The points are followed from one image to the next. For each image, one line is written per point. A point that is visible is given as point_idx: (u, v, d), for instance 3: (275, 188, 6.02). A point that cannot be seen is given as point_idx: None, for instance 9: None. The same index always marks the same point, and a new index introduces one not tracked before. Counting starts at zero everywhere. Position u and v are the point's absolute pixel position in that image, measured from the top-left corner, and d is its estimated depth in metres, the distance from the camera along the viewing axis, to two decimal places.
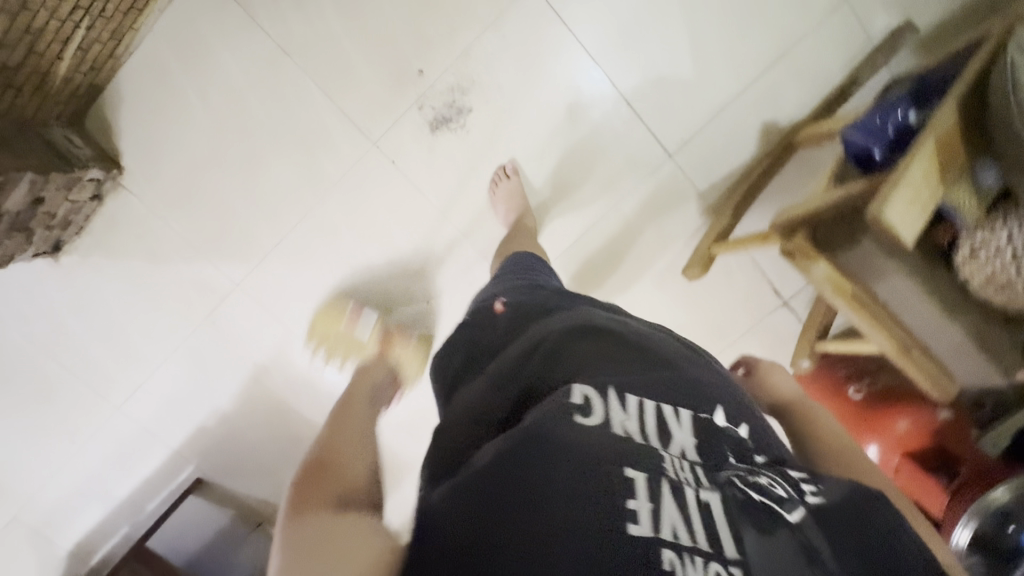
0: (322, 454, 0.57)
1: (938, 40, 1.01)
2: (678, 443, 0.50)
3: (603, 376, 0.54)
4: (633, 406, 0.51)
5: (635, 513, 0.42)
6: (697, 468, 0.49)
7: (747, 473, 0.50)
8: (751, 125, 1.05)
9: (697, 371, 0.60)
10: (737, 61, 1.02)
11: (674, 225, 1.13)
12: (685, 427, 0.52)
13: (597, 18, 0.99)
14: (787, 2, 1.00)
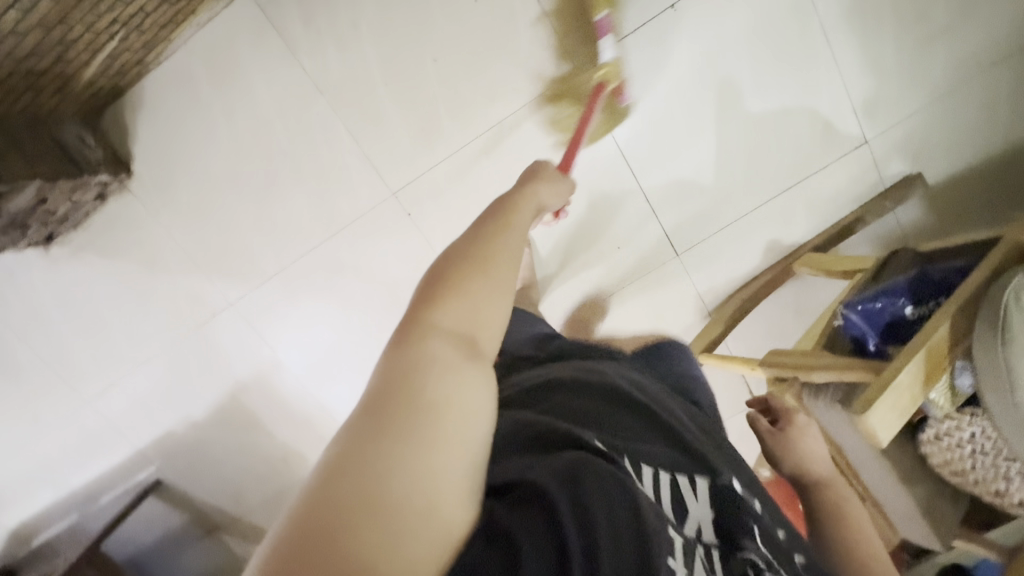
0: (464, 264, 0.43)
1: (943, 195, 1.07)
2: (695, 521, 0.47)
3: (622, 438, 0.49)
4: (648, 476, 0.46)
5: None
6: (712, 551, 0.46)
7: (764, 567, 0.47)
8: (758, 239, 1.09)
9: (711, 444, 0.55)
10: (758, 179, 1.05)
11: (668, 316, 1.17)
12: (702, 501, 0.48)
13: (633, 113, 1.00)
14: (817, 133, 1.02)
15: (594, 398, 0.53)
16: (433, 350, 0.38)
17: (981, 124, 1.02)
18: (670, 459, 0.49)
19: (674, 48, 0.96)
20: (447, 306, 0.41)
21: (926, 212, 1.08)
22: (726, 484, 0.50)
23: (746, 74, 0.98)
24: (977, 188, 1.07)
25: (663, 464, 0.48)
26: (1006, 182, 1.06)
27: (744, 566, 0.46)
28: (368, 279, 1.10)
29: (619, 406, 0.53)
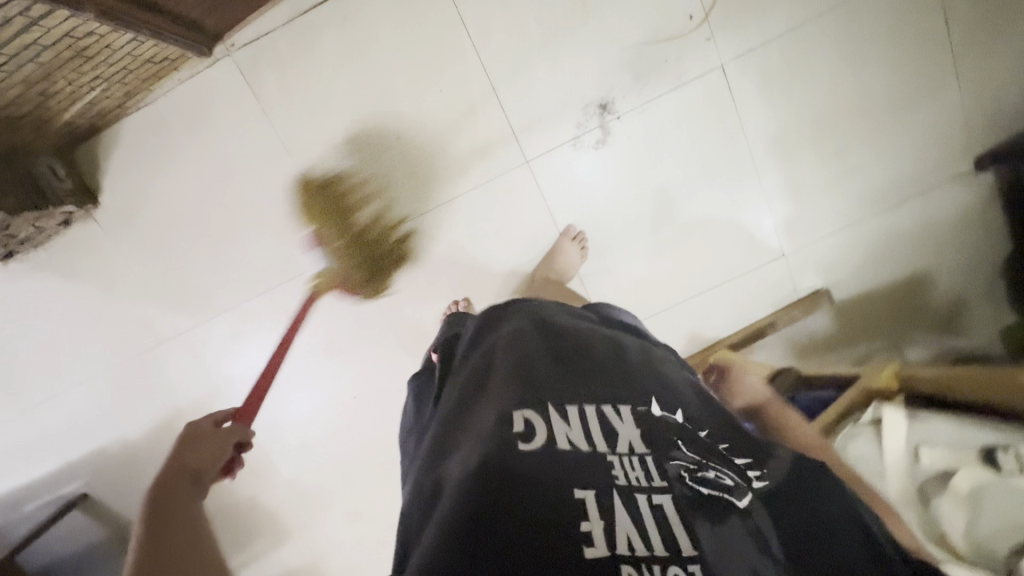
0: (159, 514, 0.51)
1: (849, 309, 1.17)
2: (626, 439, 0.56)
3: (543, 397, 0.59)
4: (572, 417, 0.57)
5: (589, 534, 0.46)
6: (647, 458, 0.54)
7: (695, 467, 0.54)
8: (682, 330, 1.18)
9: (624, 369, 0.65)
10: (685, 276, 1.14)
11: None
12: (628, 421, 0.58)
13: (574, 196, 1.09)
14: (740, 242, 1.13)
15: (524, 368, 0.63)
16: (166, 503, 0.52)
17: (885, 253, 1.14)
18: (590, 399, 0.60)
19: (616, 154, 1.06)
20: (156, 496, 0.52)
21: (834, 322, 1.18)
22: (647, 406, 0.60)
23: (679, 183, 1.08)
24: (879, 308, 1.17)
25: (585, 403, 0.59)
26: (906, 303, 1.17)
27: (677, 467, 0.54)
28: (313, 324, 1.15)
29: (541, 372, 0.63)
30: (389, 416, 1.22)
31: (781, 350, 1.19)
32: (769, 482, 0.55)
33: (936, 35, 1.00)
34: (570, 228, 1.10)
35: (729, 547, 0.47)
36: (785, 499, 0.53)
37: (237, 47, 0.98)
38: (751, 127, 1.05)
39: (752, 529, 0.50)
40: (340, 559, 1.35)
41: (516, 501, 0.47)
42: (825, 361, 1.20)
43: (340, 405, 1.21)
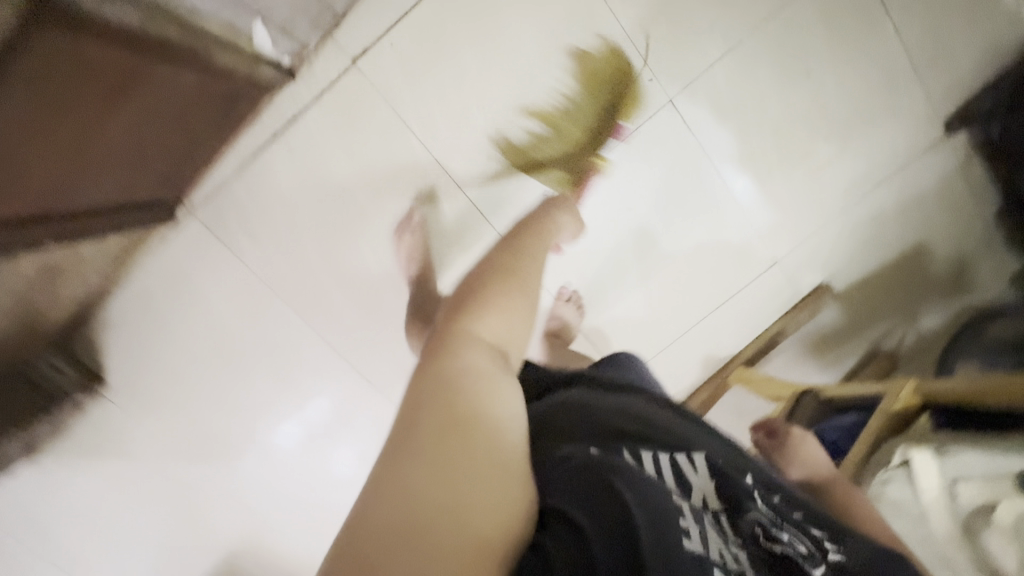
0: (436, 392, 0.46)
1: (853, 295, 1.18)
2: (700, 492, 0.51)
3: (627, 431, 0.55)
4: (649, 462, 0.51)
5: (687, 530, 0.43)
6: (722, 514, 0.50)
7: (769, 525, 0.51)
8: (694, 354, 1.19)
9: (687, 432, 0.60)
10: (686, 304, 1.15)
11: None
12: (702, 474, 0.53)
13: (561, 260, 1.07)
14: (730, 260, 1.12)
15: (596, 409, 0.58)
16: (474, 357, 0.50)
17: (875, 234, 1.13)
18: (662, 445, 0.54)
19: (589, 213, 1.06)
20: (447, 362, 0.49)
21: (843, 310, 1.19)
22: (717, 462, 0.56)
23: (659, 221, 1.08)
24: (884, 287, 1.18)
25: (655, 446, 0.54)
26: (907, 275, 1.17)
27: (751, 524, 0.50)
28: (337, 433, 1.20)
29: (613, 412, 0.58)
30: None
31: (794, 355, 1.22)
32: (846, 556, 0.52)
33: (886, 13, 0.97)
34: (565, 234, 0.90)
35: None
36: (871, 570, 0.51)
37: (197, 208, 0.98)
38: (715, 151, 1.04)
39: None
40: None
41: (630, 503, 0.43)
42: (840, 348, 1.23)
43: None
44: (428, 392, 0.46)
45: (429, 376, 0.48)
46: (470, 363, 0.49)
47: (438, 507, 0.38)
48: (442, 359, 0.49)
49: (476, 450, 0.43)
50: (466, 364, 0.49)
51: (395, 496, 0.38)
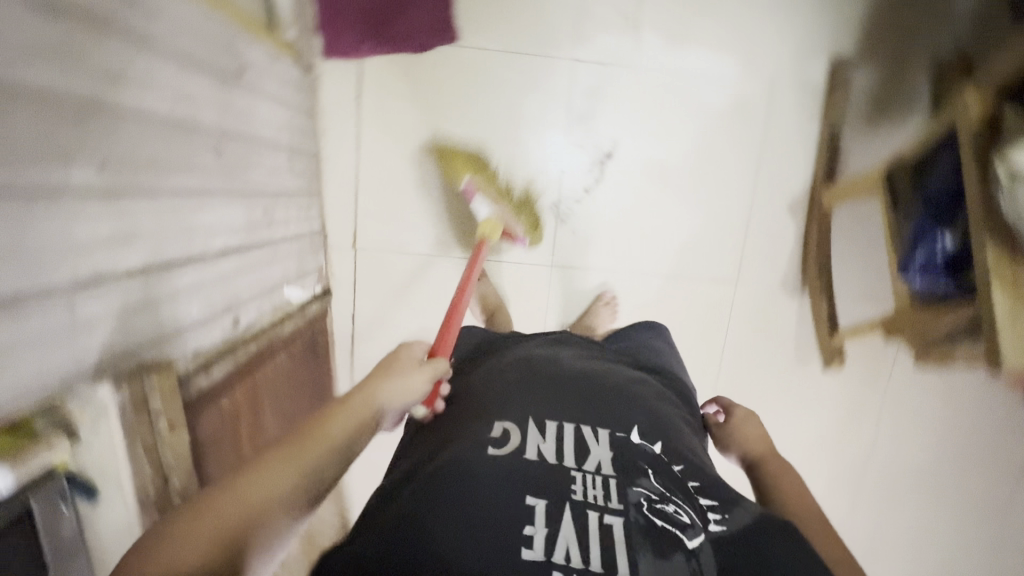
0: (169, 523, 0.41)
1: (870, 42, 1.06)
2: (596, 459, 0.54)
3: (549, 407, 0.60)
4: (551, 431, 0.56)
5: (531, 537, 0.45)
6: (612, 480, 0.52)
7: (655, 498, 0.51)
8: (778, 213, 1.14)
9: (622, 399, 0.64)
10: (730, 182, 1.12)
11: (779, 320, 1.18)
12: (604, 444, 0.56)
13: (597, 238, 1.13)
14: (732, 117, 1.09)
15: (532, 381, 0.65)
16: (238, 489, 0.44)
17: None
18: (573, 417, 0.59)
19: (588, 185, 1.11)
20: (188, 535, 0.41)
21: (872, 60, 1.07)
22: (626, 433, 0.58)
23: (648, 147, 1.10)
24: (887, 9, 1.05)
25: (569, 419, 0.59)
26: None
27: (636, 494, 0.50)
28: None
29: (543, 384, 0.64)
30: None
31: (872, 137, 1.10)
32: (728, 528, 0.50)
33: None
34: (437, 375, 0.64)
35: None
36: (733, 548, 0.48)
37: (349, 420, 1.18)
38: (637, 56, 1.06)
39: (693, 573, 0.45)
40: None
41: (483, 496, 0.47)
42: (902, 99, 1.08)
43: None
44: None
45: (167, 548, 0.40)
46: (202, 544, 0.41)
47: None
48: (194, 518, 0.42)
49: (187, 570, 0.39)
50: (205, 543, 0.41)
51: None
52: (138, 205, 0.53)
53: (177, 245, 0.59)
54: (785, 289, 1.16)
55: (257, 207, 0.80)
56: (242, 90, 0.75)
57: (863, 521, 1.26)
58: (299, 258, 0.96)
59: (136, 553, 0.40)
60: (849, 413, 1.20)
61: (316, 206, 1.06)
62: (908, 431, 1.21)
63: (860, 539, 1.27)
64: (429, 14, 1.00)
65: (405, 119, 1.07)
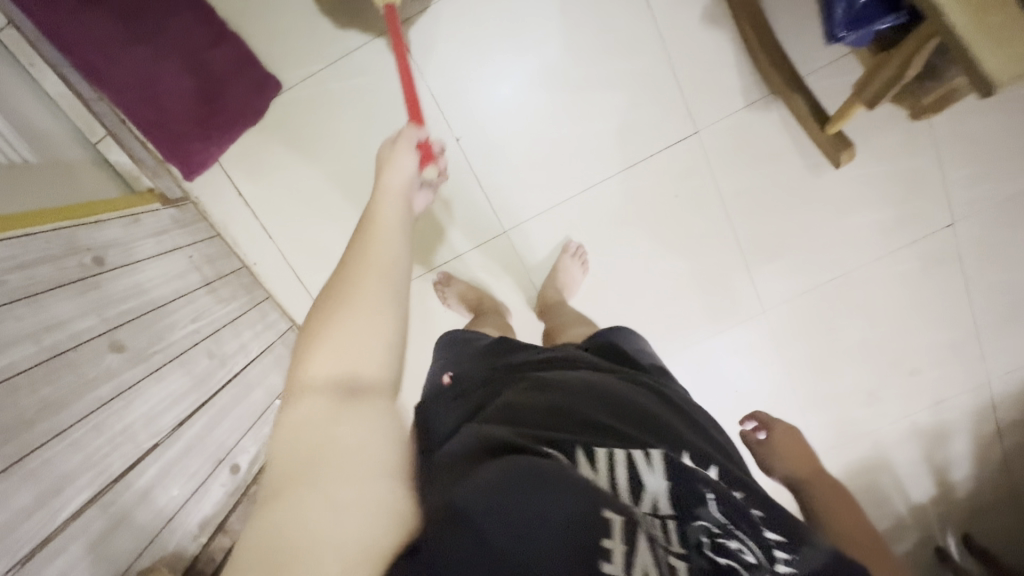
0: (326, 301, 0.43)
1: None
2: (653, 494, 0.44)
3: (601, 424, 0.50)
4: (597, 459, 0.46)
5: (609, 553, 0.35)
6: (671, 523, 0.43)
7: (718, 533, 0.42)
8: (701, 36, 0.96)
9: (673, 419, 0.55)
10: (631, 38, 0.96)
11: (765, 142, 1.02)
12: (661, 470, 0.45)
13: (527, 178, 1.03)
14: None
15: (567, 392, 0.55)
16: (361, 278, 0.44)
17: None
18: (619, 436, 0.48)
19: (495, 133, 1.00)
20: (367, 286, 0.43)
21: None
22: (680, 454, 0.48)
23: (528, 59, 0.97)
24: None
25: (618, 436, 0.48)
26: None
27: (698, 532, 0.42)
28: None
29: (578, 395, 0.54)
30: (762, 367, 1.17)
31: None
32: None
33: None
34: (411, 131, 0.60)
35: None
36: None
37: None
38: None
39: None
40: (922, 424, 1.24)
41: (554, 493, 0.38)
42: None
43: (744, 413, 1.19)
44: (343, 334, 0.41)
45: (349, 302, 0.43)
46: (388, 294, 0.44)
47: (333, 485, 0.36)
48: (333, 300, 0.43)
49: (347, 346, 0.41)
50: (389, 306, 0.43)
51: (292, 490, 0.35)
52: (51, 451, 0.55)
53: (121, 455, 0.62)
54: (752, 105, 1.00)
55: (200, 359, 0.81)
56: (112, 273, 0.75)
57: (966, 274, 1.13)
58: (281, 366, 1.00)
59: (318, 315, 0.42)
60: (886, 178, 1.07)
61: (273, 309, 1.06)
62: (961, 163, 1.06)
63: (972, 291, 1.14)
64: (242, 78, 0.95)
65: (295, 186, 1.03)
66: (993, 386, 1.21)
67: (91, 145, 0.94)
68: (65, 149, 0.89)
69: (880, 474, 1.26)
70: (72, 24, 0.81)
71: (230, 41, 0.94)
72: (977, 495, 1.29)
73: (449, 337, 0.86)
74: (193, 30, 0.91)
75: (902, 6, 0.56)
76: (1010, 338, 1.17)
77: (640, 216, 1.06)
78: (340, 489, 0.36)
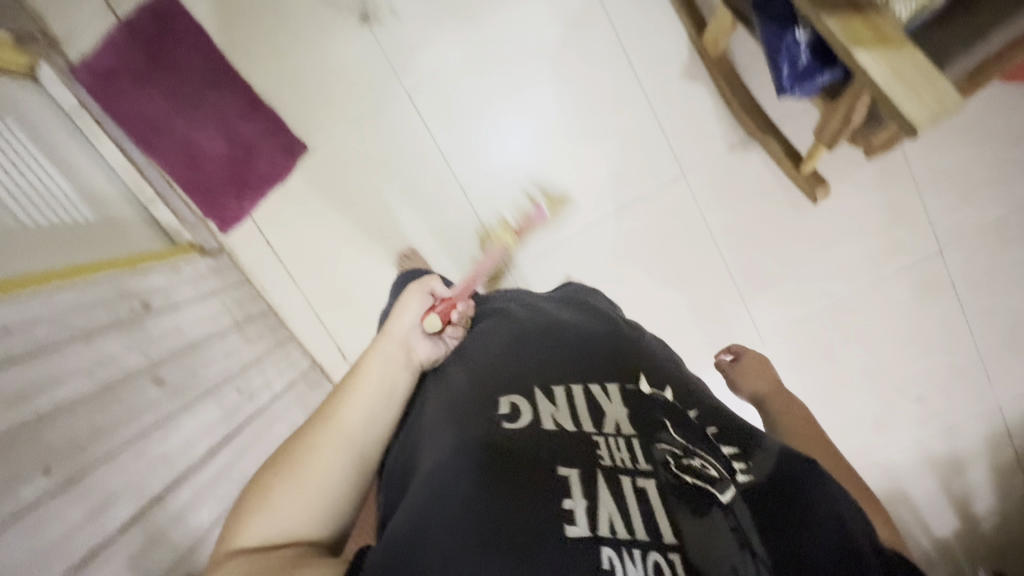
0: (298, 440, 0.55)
1: None
2: (614, 420, 0.52)
3: (560, 371, 0.57)
4: (558, 396, 0.54)
5: (572, 513, 0.43)
6: (634, 440, 0.50)
7: (682, 453, 0.50)
8: (680, 91, 1.06)
9: (624, 350, 0.63)
10: (617, 96, 1.06)
11: (749, 182, 1.10)
12: (617, 402, 0.55)
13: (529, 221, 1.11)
14: (578, 41, 1.04)
15: (530, 336, 0.63)
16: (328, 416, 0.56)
17: None
18: (577, 379, 0.57)
19: (491, 176, 1.10)
20: (326, 447, 0.54)
21: None
22: (635, 384, 0.57)
23: (521, 115, 1.07)
24: None
25: (575, 380, 0.57)
26: None
27: (662, 453, 0.49)
28: None
29: (538, 338, 0.62)
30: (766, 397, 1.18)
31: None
32: (755, 478, 0.50)
33: None
34: (429, 285, 0.66)
35: (711, 537, 0.44)
36: (772, 492, 0.49)
37: None
38: (458, 50, 1.04)
39: (732, 528, 0.46)
40: (935, 452, 1.22)
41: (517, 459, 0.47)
42: None
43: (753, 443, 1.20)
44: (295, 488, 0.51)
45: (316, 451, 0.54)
46: (350, 456, 0.54)
47: None
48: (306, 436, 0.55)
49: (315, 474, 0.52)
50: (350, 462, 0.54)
51: None
52: (101, 471, 0.62)
53: (158, 476, 0.69)
54: (733, 148, 1.08)
55: (229, 393, 0.89)
56: (156, 316, 0.85)
57: (960, 298, 1.15)
58: (301, 402, 1.06)
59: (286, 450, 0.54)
60: (870, 210, 1.12)
61: (296, 348, 1.14)
62: (939, 194, 1.12)
63: (969, 316, 1.16)
64: (273, 143, 1.07)
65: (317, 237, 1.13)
66: (1005, 411, 1.20)
67: (141, 205, 1.06)
68: (117, 209, 1.01)
69: (899, 505, 1.23)
70: (133, 102, 1.02)
71: (262, 112, 1.06)
72: (1008, 528, 1.25)
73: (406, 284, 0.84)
74: (231, 106, 1.05)
75: (836, 62, 0.65)
76: (1014, 361, 1.18)
77: (636, 253, 1.13)
78: None
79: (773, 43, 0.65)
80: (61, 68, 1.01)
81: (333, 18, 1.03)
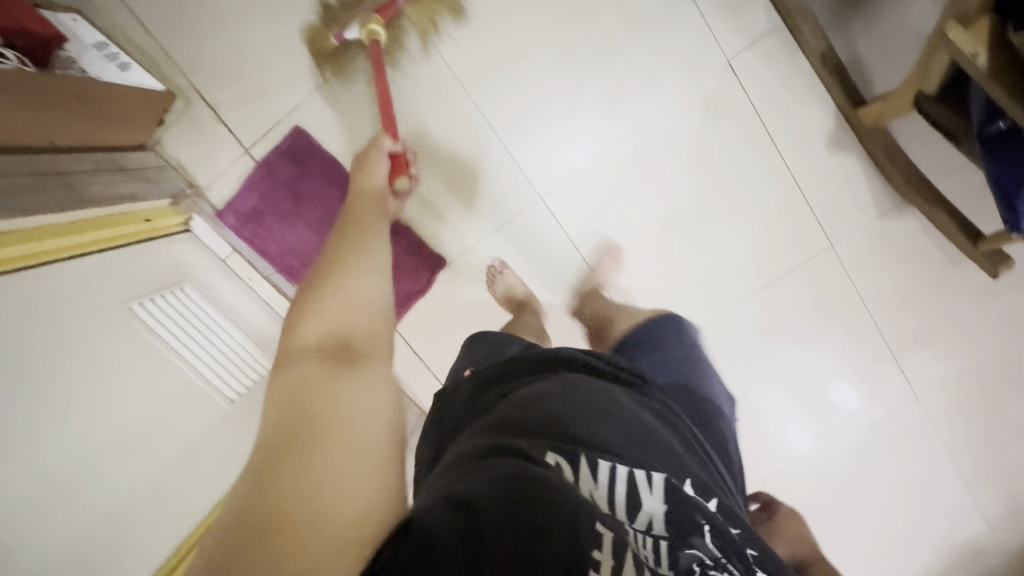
0: (320, 282, 0.57)
1: None
2: (648, 515, 0.51)
3: (613, 441, 0.55)
4: (603, 474, 0.52)
5: (600, 565, 0.39)
6: (661, 541, 0.50)
7: (709, 564, 0.49)
8: (826, 162, 1.00)
9: (684, 445, 0.62)
10: (757, 174, 1.02)
11: (901, 246, 1.04)
12: (658, 495, 0.52)
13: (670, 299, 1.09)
14: (717, 126, 1.00)
15: (599, 401, 0.60)
16: (337, 258, 0.61)
17: None
18: (631, 461, 0.54)
19: (619, 257, 1.07)
20: (355, 283, 0.57)
21: None
22: (681, 479, 0.55)
23: (662, 202, 1.04)
24: None
25: (629, 458, 0.54)
26: None
27: (688, 560, 0.49)
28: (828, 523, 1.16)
29: (603, 404, 0.60)
30: (937, 460, 1.12)
31: (870, 28, 0.93)
32: None
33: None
34: (381, 143, 0.83)
35: None
36: None
37: None
38: (597, 149, 1.02)
39: None
40: None
41: (553, 499, 0.42)
42: None
43: (918, 507, 1.13)
44: (337, 316, 0.54)
45: (357, 290, 0.56)
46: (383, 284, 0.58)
47: (299, 492, 0.37)
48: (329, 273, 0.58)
49: (340, 300, 0.55)
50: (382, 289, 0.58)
51: (284, 498, 0.37)
52: None
53: None
54: (885, 215, 1.03)
55: None
56: None
57: None
58: None
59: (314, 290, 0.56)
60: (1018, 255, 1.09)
61: None
62: None
63: None
64: (417, 260, 1.07)
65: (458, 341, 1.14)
66: None
67: None
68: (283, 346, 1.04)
69: None
70: (280, 239, 1.04)
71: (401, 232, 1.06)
72: None
73: (484, 336, 0.88)
74: None
75: None
76: None
77: (784, 328, 1.09)
78: (320, 451, 0.41)
79: (1007, 181, 0.67)
80: (209, 214, 1.04)
81: (465, 131, 1.02)
